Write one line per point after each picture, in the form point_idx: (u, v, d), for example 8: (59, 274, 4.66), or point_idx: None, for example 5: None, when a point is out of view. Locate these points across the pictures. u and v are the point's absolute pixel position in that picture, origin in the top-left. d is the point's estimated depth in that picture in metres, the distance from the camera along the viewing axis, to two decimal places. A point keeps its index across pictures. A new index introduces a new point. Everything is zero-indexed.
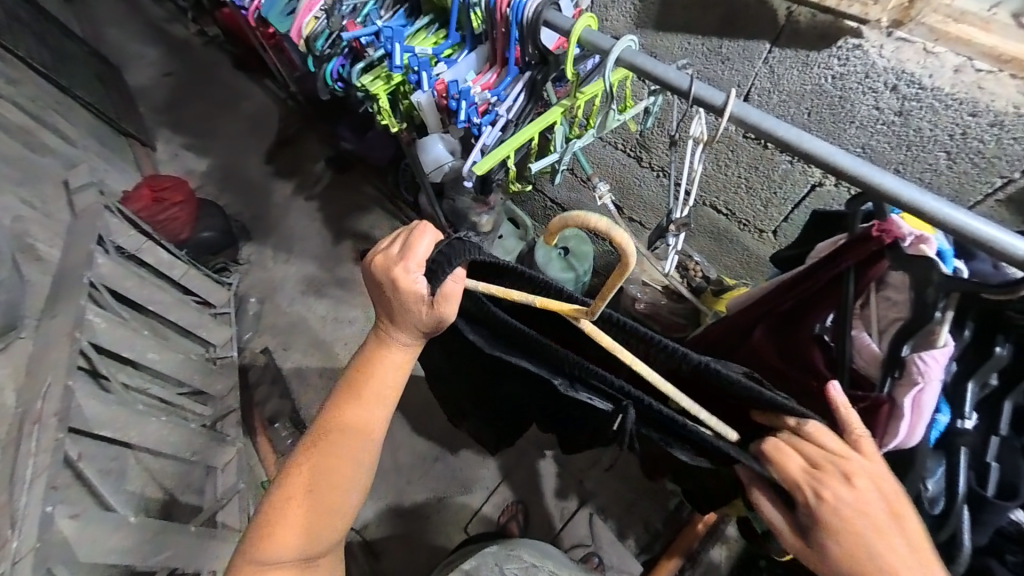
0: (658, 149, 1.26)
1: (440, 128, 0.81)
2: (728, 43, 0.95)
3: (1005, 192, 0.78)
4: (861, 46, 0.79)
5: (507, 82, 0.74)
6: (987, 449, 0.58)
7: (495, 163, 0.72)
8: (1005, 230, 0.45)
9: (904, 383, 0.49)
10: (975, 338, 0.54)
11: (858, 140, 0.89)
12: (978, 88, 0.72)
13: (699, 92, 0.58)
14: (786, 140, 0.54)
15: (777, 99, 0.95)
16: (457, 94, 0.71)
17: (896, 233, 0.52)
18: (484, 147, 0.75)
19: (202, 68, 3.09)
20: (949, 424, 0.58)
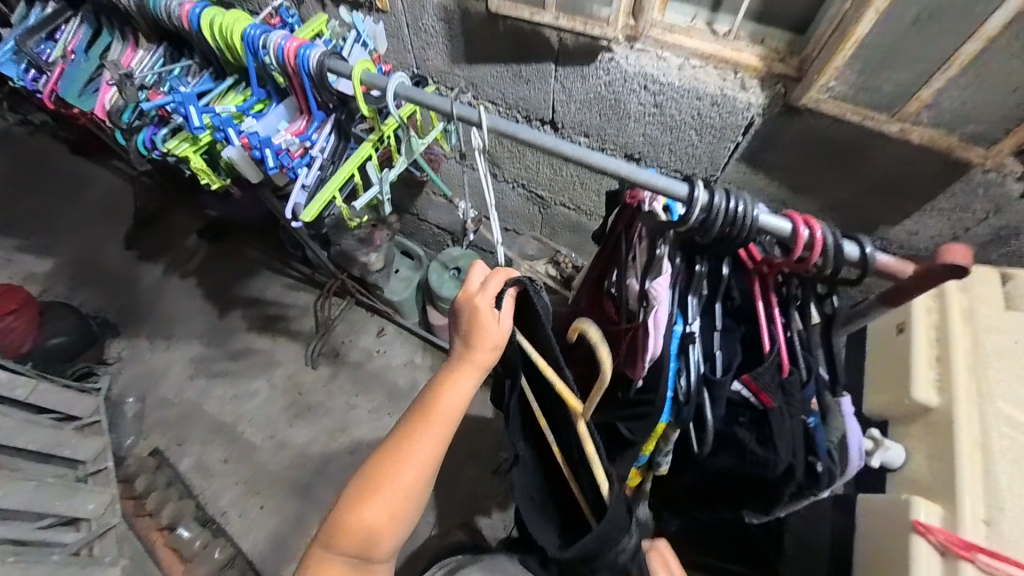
0: (507, 163, 1.43)
1: (259, 178, 0.84)
2: (525, 68, 1.11)
3: (740, 152, 1.00)
4: (615, 58, 0.98)
5: (315, 126, 0.80)
6: (713, 341, 0.62)
7: (322, 206, 0.77)
8: (672, 179, 0.57)
9: (649, 308, 0.59)
10: (682, 264, 0.61)
11: (639, 131, 1.09)
12: (694, 79, 0.93)
13: (459, 111, 0.69)
14: (528, 140, 0.66)
15: (574, 107, 1.13)
16: (259, 144, 0.76)
17: (639, 198, 0.66)
18: (304, 186, 0.79)
19: (32, 159, 2.76)
20: (683, 333, 0.60)
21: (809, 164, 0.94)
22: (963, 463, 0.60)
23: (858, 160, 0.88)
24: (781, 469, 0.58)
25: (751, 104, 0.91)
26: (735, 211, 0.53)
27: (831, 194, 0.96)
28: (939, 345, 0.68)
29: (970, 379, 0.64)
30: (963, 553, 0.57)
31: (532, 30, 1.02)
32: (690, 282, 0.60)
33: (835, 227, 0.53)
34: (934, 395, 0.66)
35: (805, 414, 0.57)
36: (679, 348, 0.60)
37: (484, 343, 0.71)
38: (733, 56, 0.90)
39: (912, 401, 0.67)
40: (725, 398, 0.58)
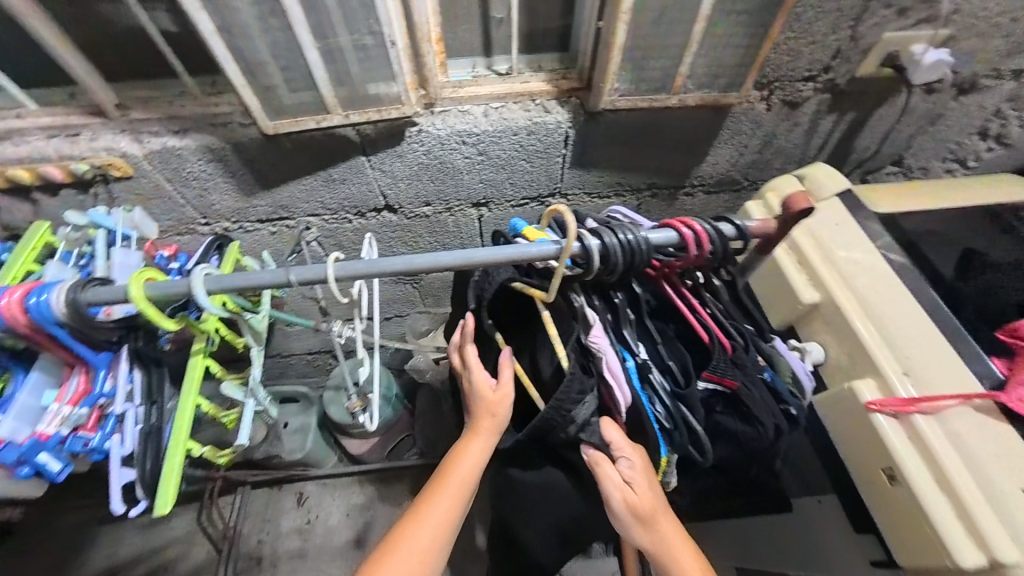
0: None
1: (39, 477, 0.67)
2: (333, 170, 1.00)
3: (570, 159, 1.06)
4: (423, 128, 0.95)
5: (103, 371, 0.62)
6: (660, 353, 0.60)
7: (176, 477, 0.61)
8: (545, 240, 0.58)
9: (596, 362, 0.58)
10: (598, 303, 0.61)
11: (476, 179, 1.08)
12: (503, 119, 0.96)
13: (301, 275, 0.59)
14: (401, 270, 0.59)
15: (404, 184, 1.06)
16: (20, 456, 0.57)
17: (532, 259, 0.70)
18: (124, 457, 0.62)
19: None
20: (636, 365, 0.59)
21: (621, 148, 1.05)
22: (864, 337, 0.65)
23: (656, 132, 1.01)
24: (774, 435, 0.55)
25: (560, 121, 0.97)
26: (627, 241, 0.54)
27: (649, 162, 1.10)
28: (793, 252, 0.76)
29: (825, 264, 0.72)
30: (910, 409, 0.57)
31: (327, 134, 0.92)
32: (618, 317, 0.60)
33: (705, 216, 0.59)
34: (815, 292, 0.71)
35: (761, 373, 0.57)
36: (641, 381, 0.58)
37: (483, 399, 0.73)
38: (525, 88, 0.96)
39: (803, 304, 0.71)
40: (699, 401, 0.57)
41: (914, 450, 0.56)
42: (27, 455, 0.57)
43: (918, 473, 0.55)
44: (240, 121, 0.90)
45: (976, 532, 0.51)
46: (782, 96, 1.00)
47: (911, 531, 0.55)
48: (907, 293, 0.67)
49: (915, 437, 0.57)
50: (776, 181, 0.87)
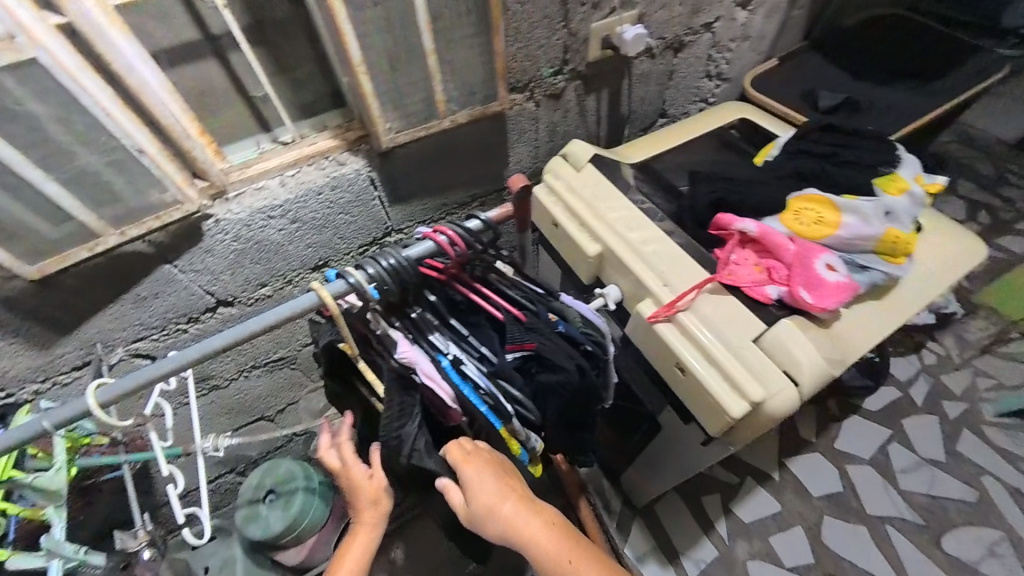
0: (221, 368, 1.26)
1: None
2: (139, 288, 0.95)
3: (386, 198, 1.12)
4: (220, 217, 0.94)
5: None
6: (470, 342, 0.66)
7: None
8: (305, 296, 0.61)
9: (413, 372, 0.62)
10: (402, 323, 0.65)
11: (303, 245, 1.09)
12: (301, 184, 0.99)
13: (67, 414, 0.61)
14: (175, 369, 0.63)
15: (228, 276, 1.04)
16: None
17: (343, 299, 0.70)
18: None
19: None
20: (451, 361, 0.64)
21: (427, 175, 1.13)
22: (634, 266, 0.77)
23: (450, 151, 1.11)
24: (577, 372, 0.64)
25: (357, 170, 1.02)
26: (389, 266, 0.59)
27: (459, 178, 1.19)
28: (572, 216, 0.88)
29: (597, 221, 0.85)
30: (672, 312, 0.70)
31: (111, 256, 0.87)
32: (422, 325, 0.65)
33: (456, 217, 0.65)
34: (595, 244, 0.84)
35: (555, 327, 0.66)
36: (459, 375, 0.63)
37: (358, 495, 0.76)
38: (313, 150, 0.98)
39: (591, 256, 0.83)
40: (511, 371, 0.65)
41: (684, 341, 0.68)
42: None
43: (696, 359, 0.66)
44: None
45: (735, 386, 0.64)
46: (542, 93, 1.16)
47: (705, 406, 0.67)
48: (655, 222, 0.81)
49: (687, 332, 0.68)
50: (553, 165, 0.94)
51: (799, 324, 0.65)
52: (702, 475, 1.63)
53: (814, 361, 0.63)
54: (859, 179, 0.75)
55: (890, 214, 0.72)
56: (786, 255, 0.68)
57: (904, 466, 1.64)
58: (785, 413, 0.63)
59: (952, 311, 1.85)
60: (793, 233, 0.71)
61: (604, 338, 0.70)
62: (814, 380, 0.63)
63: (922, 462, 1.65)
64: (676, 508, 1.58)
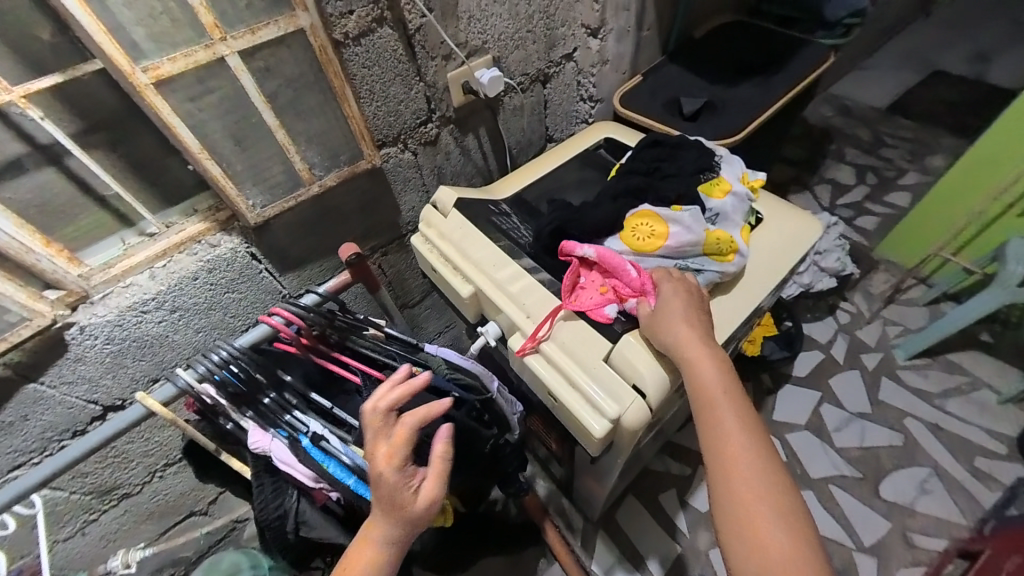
0: (128, 474, 1.18)
1: None
2: (4, 413, 0.88)
3: (274, 268, 1.10)
4: (84, 323, 0.89)
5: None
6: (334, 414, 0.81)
7: None
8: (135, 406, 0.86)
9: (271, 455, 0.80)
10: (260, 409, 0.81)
11: (192, 331, 1.06)
12: (174, 273, 0.96)
13: None
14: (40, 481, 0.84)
15: (111, 379, 0.99)
16: None
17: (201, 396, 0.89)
18: None
19: None
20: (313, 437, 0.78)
21: (311, 240, 1.13)
22: (504, 309, 0.81)
23: (330, 211, 1.11)
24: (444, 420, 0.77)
25: (234, 248, 1.01)
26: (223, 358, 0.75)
27: (350, 234, 1.20)
28: (448, 261, 0.91)
29: (468, 263, 0.87)
30: (535, 342, 0.76)
31: None
32: (280, 406, 0.79)
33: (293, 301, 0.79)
34: (468, 285, 0.86)
35: (420, 380, 0.81)
36: (319, 447, 0.77)
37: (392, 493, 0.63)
38: (181, 237, 0.96)
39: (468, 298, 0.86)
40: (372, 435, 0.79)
41: (547, 371, 0.75)
42: None
43: (558, 385, 0.73)
44: None
45: (595, 405, 0.70)
46: (418, 142, 1.19)
47: (578, 428, 0.73)
48: (517, 260, 0.85)
49: (546, 360, 0.75)
50: (426, 216, 0.96)
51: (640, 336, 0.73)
52: (655, 472, 1.66)
53: (656, 374, 0.70)
54: (684, 189, 0.82)
55: (717, 217, 0.82)
56: (627, 276, 0.75)
57: (837, 425, 1.73)
58: (644, 417, 0.69)
59: (849, 273, 1.92)
60: (633, 250, 0.79)
61: (484, 381, 0.83)
62: (659, 382, 0.69)
63: (851, 418, 1.75)
64: (635, 509, 1.60)
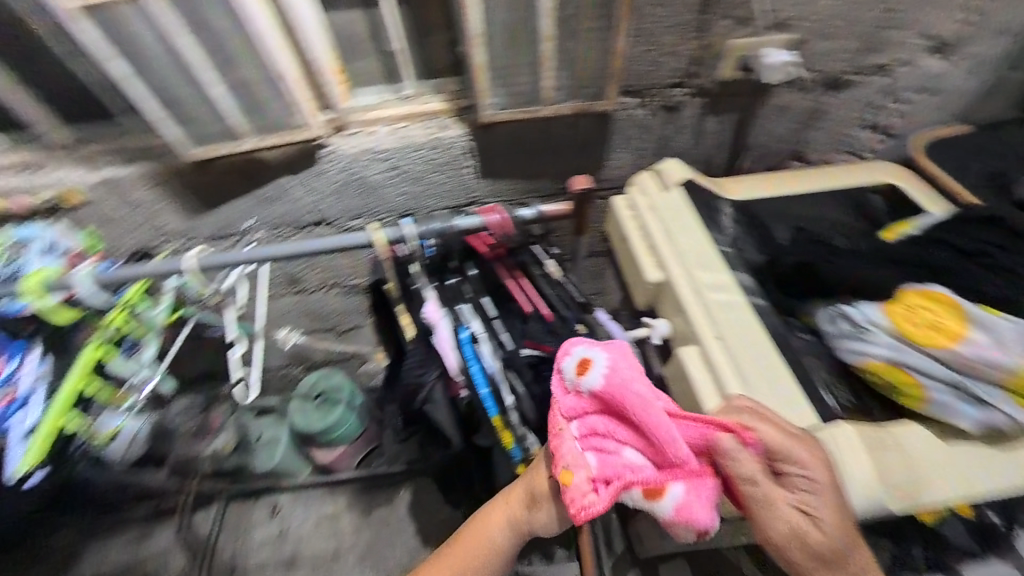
0: (310, 274, 1.49)
1: None
2: (263, 190, 1.13)
3: (479, 171, 1.17)
4: (334, 148, 1.07)
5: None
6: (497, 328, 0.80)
7: (54, 438, 0.89)
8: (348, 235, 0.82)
9: (433, 330, 0.80)
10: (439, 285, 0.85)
11: (396, 192, 1.20)
12: (407, 137, 1.08)
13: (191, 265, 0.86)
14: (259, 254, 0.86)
15: (329, 201, 1.19)
16: None
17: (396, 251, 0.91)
18: (28, 426, 0.88)
19: None
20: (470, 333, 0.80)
21: (518, 159, 1.15)
22: (691, 307, 0.74)
23: (546, 139, 1.10)
24: None
25: (458, 136, 1.09)
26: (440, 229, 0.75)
27: (551, 168, 1.18)
28: (645, 237, 0.84)
29: (668, 247, 0.81)
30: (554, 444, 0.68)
31: (247, 158, 1.06)
32: (452, 293, 0.85)
33: (512, 209, 0.79)
34: (658, 272, 0.80)
35: (575, 339, 0.81)
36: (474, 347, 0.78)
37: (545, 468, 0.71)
38: (424, 109, 1.07)
39: (650, 283, 0.79)
40: (524, 363, 0.77)
41: (706, 379, 0.71)
42: None
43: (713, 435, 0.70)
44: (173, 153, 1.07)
45: None
46: (659, 103, 1.10)
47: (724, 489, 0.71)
48: (726, 268, 0.78)
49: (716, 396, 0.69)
50: (637, 180, 0.89)
51: (860, 431, 0.67)
52: None
53: (865, 482, 0.64)
54: (1006, 294, 0.71)
55: None
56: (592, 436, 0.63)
57: None
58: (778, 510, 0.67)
59: None
60: (905, 334, 0.69)
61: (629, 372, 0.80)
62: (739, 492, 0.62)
63: None
64: None
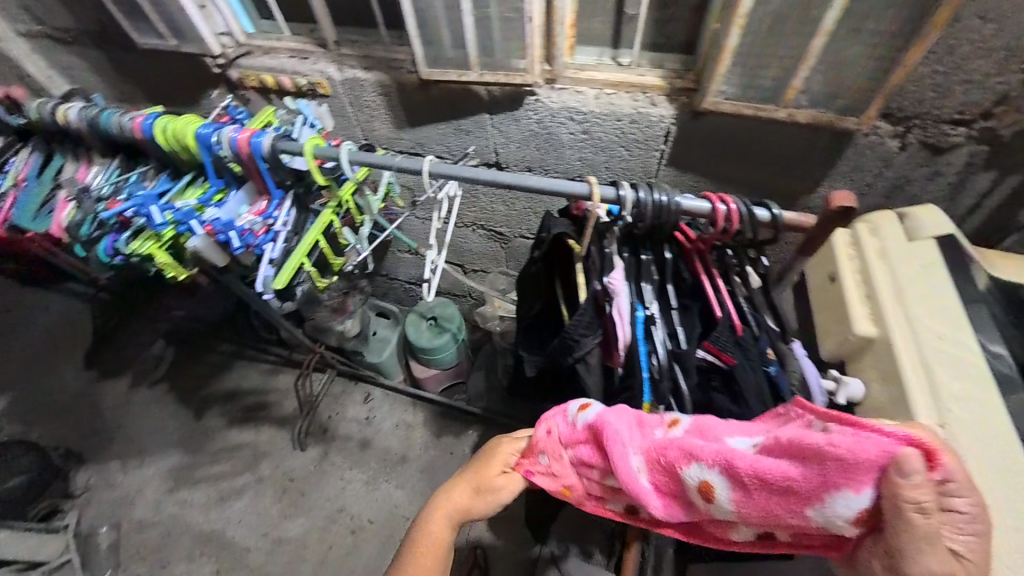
0: (464, 210, 1.56)
1: (224, 261, 0.86)
2: (463, 121, 1.23)
3: (666, 158, 1.10)
4: (539, 98, 1.10)
5: (214, 192, 0.88)
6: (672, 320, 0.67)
7: (291, 273, 0.82)
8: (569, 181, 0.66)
9: (611, 300, 0.65)
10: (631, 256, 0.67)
11: (575, 156, 1.19)
12: (611, 105, 1.05)
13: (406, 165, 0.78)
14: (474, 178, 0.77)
15: (513, 147, 1.23)
16: (223, 229, 0.80)
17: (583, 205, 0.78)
18: (271, 260, 0.83)
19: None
20: (644, 314, 0.65)
21: (715, 158, 1.05)
22: (910, 379, 0.61)
23: (756, 143, 0.99)
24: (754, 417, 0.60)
25: (663, 116, 1.02)
26: (659, 200, 0.61)
27: (747, 176, 1.07)
28: (866, 283, 0.70)
29: (893, 304, 0.67)
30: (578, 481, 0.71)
31: (462, 88, 1.14)
32: (642, 270, 0.67)
33: (744, 199, 0.63)
34: (873, 326, 0.66)
35: (765, 363, 0.62)
36: (644, 330, 0.65)
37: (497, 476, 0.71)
38: (639, 81, 1.03)
39: (856, 336, 0.67)
40: (694, 365, 0.63)
41: None
42: (187, 216, 0.80)
43: None
44: (407, 68, 1.20)
45: None
46: (921, 137, 0.90)
47: None
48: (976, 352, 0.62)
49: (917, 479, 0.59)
50: (875, 219, 0.75)
51: None
52: None
53: None
54: None
55: None
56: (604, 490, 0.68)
57: None
58: None
59: None
60: None
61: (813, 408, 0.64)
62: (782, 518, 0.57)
63: None
64: None
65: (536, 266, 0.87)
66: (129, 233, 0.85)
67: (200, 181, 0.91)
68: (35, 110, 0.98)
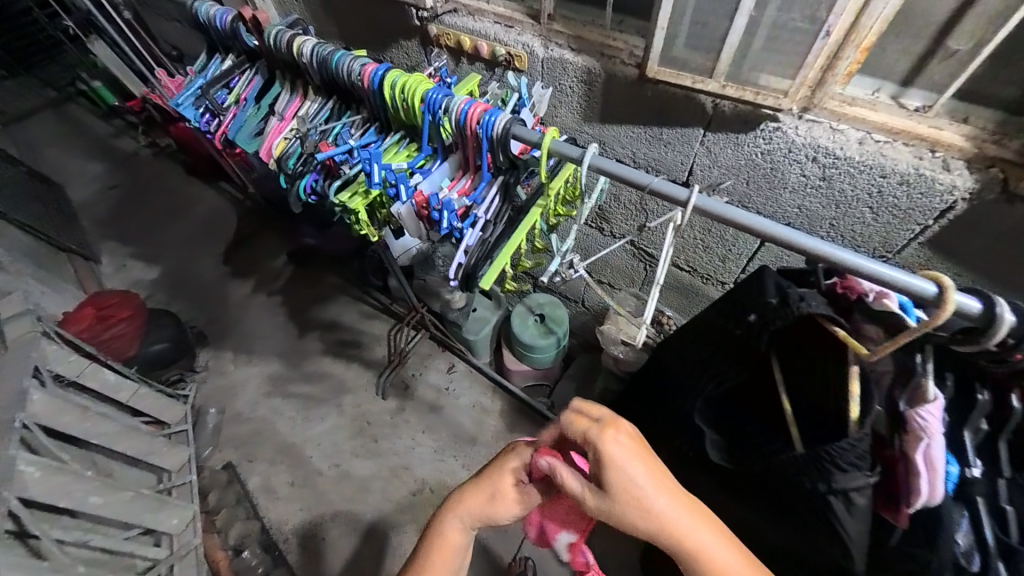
0: (619, 219, 1.40)
1: (419, 233, 0.86)
2: (667, 130, 1.08)
3: (926, 236, 0.89)
4: (781, 127, 0.91)
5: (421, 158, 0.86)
6: (1000, 493, 0.59)
7: (498, 275, 0.77)
8: (908, 273, 0.53)
9: (912, 438, 0.53)
10: (955, 393, 0.62)
11: (794, 201, 1.01)
12: (880, 156, 0.84)
13: (659, 187, 0.65)
14: (754, 228, 0.61)
15: (717, 173, 1.07)
16: (439, 206, 0.78)
17: (860, 290, 0.63)
18: (467, 248, 0.80)
19: (165, 185, 3.33)
20: (960, 474, 0.61)
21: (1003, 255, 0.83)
22: None
23: None
24: None
25: (954, 188, 0.80)
26: None
27: None
28: None
29: None
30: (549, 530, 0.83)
31: (685, 94, 0.99)
32: (963, 419, 0.61)
33: None
34: None
35: None
36: (957, 490, 0.61)
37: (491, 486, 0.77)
38: (932, 134, 0.80)
39: None
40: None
41: None
42: (401, 179, 0.78)
43: None
44: (622, 58, 1.06)
45: None
46: None
47: None
48: None
49: None
50: None
51: None
52: None
53: None
54: None
55: None
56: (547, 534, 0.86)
57: None
58: None
59: None
60: None
61: None
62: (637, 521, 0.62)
63: None
64: None
65: (761, 345, 0.73)
66: (339, 183, 0.87)
67: (406, 141, 0.90)
68: (272, 36, 1.00)
